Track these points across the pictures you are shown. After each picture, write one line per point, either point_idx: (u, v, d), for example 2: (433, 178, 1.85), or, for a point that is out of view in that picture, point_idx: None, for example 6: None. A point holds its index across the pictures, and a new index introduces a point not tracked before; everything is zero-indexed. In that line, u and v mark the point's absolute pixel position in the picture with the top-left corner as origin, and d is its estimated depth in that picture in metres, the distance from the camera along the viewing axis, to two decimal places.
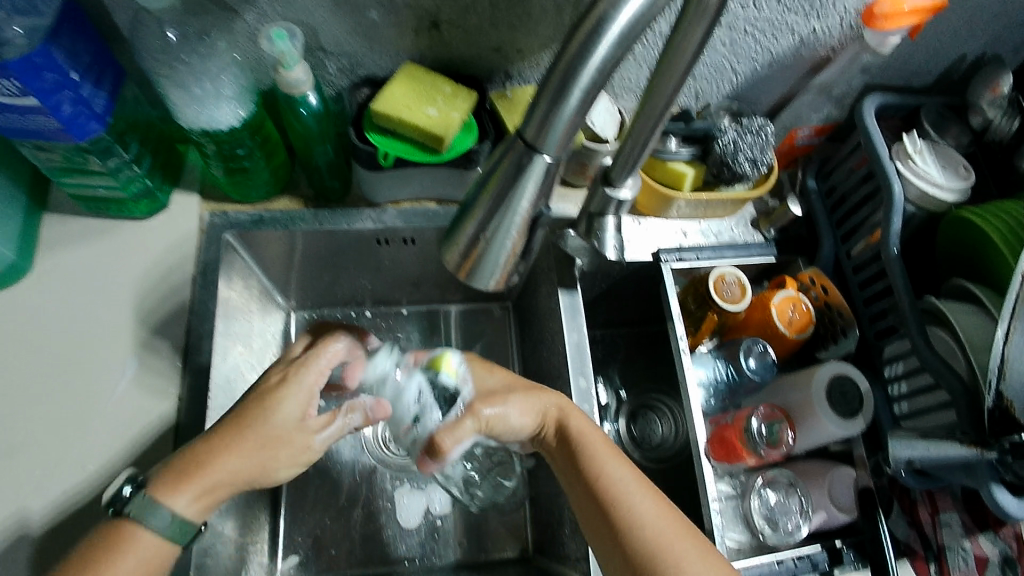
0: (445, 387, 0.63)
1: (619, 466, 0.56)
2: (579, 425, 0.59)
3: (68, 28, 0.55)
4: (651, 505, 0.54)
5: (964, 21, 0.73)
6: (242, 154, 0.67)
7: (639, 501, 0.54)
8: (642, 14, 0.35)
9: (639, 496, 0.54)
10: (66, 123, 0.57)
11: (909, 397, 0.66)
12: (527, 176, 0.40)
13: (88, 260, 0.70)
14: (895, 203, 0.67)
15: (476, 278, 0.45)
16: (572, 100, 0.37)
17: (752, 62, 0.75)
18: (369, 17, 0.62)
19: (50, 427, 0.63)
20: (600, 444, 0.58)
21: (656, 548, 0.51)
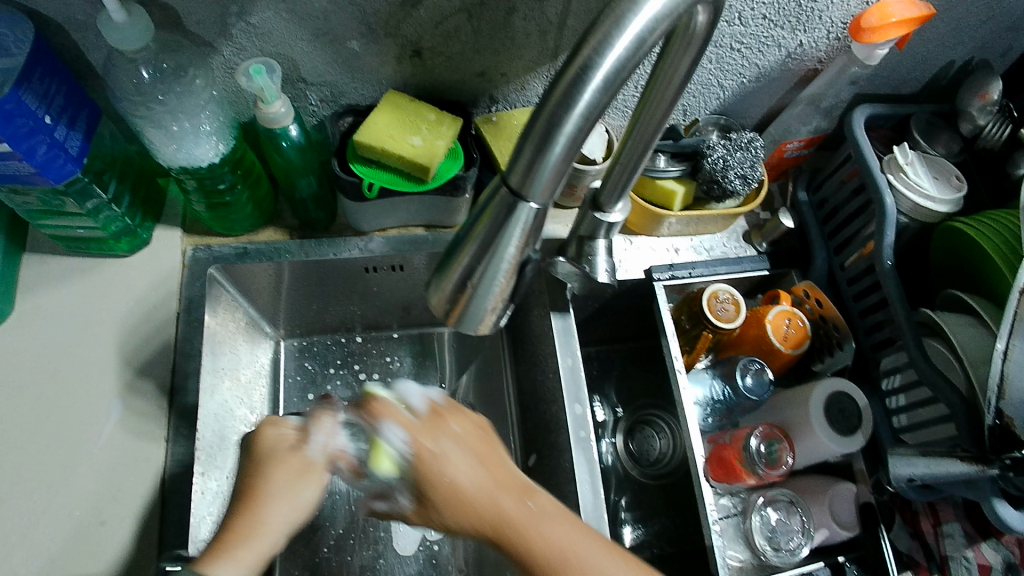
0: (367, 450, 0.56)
1: (591, 545, 0.45)
2: (497, 497, 0.46)
3: (40, 71, 0.54)
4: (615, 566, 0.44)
5: (950, 28, 0.72)
6: (224, 188, 0.66)
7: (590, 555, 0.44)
8: (627, 57, 0.34)
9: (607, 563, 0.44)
10: (40, 167, 0.56)
11: (906, 411, 0.65)
12: (514, 221, 0.39)
13: (70, 301, 0.68)
14: (888, 216, 0.66)
15: (465, 321, 0.44)
16: (558, 145, 0.36)
17: (739, 76, 0.74)
18: (349, 47, 0.61)
19: (35, 475, 0.61)
20: (554, 523, 0.45)
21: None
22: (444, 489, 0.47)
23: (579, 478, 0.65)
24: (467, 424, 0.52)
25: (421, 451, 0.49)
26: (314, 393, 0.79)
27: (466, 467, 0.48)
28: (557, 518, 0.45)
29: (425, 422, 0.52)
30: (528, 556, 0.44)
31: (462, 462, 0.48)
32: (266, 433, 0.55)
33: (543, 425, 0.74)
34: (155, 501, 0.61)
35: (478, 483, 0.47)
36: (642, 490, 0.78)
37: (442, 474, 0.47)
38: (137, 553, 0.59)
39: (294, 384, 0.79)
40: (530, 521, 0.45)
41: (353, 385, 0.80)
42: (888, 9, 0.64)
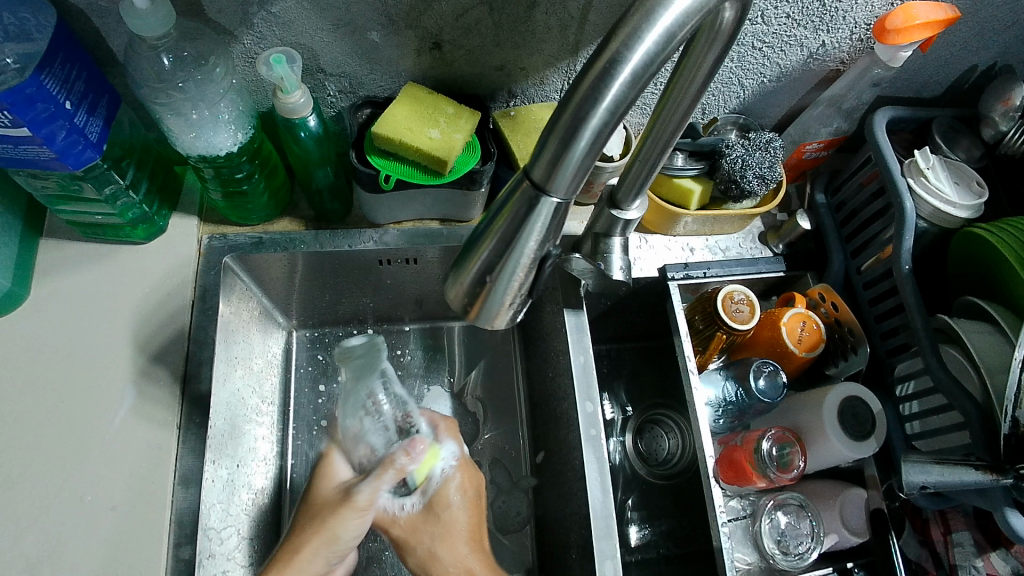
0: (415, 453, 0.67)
1: None
2: (477, 570, 0.63)
3: (62, 55, 0.54)
4: None
5: (976, 31, 0.71)
6: (241, 177, 0.66)
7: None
8: (656, 51, 0.34)
9: None
10: (60, 152, 0.56)
11: (921, 417, 0.65)
12: (535, 216, 0.39)
13: (85, 286, 0.69)
14: (907, 220, 0.66)
15: (481, 315, 0.44)
16: (583, 141, 0.35)
17: (760, 76, 0.74)
18: (369, 39, 0.61)
19: (48, 458, 0.62)
20: None
21: None
22: (437, 534, 0.64)
23: (588, 476, 0.65)
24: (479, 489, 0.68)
25: (443, 491, 0.65)
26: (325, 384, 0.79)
27: (456, 539, 0.64)
28: None
29: (462, 472, 0.67)
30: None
31: (458, 547, 0.64)
32: (325, 467, 0.66)
33: (553, 422, 0.74)
34: (166, 487, 0.61)
35: (467, 549, 0.64)
36: (651, 490, 0.78)
37: (450, 554, 0.63)
38: (147, 538, 0.59)
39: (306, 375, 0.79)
40: None
41: None
42: (913, 10, 0.63)
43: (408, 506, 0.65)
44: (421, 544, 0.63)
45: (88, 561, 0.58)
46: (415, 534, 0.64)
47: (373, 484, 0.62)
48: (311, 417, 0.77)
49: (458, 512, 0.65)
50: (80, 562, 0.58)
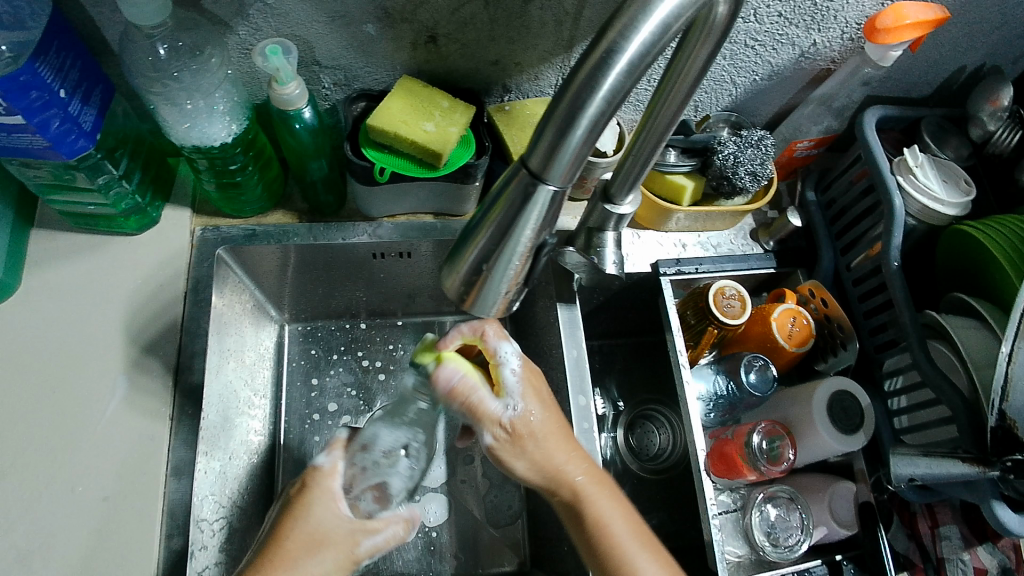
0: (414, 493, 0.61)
1: (619, 518, 0.56)
2: (579, 478, 0.56)
3: (56, 44, 0.54)
4: (628, 529, 0.55)
5: (964, 32, 0.72)
6: (235, 168, 0.66)
7: (618, 525, 0.55)
8: (652, 42, 0.34)
9: (639, 553, 0.54)
10: (53, 141, 0.56)
11: (908, 412, 0.66)
12: (531, 205, 0.39)
13: (76, 277, 0.68)
14: (896, 217, 0.66)
15: (477, 305, 0.45)
16: (579, 130, 0.36)
17: (752, 74, 0.74)
18: (365, 31, 0.61)
19: (38, 448, 0.61)
20: (599, 491, 0.56)
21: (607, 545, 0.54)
22: (529, 448, 0.56)
23: None
24: (548, 393, 0.59)
25: (523, 409, 0.56)
26: (317, 377, 0.79)
27: (548, 446, 0.57)
28: (613, 507, 0.56)
29: (527, 386, 0.57)
30: (592, 523, 0.55)
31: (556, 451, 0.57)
32: (319, 494, 0.55)
33: None
34: (158, 478, 0.61)
35: (564, 456, 0.57)
36: (642, 485, 0.78)
37: (532, 445, 0.56)
38: (139, 529, 0.59)
39: (298, 368, 0.79)
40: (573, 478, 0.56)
41: (357, 371, 0.79)
42: (903, 10, 0.64)
43: (507, 410, 0.56)
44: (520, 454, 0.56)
45: (79, 552, 0.58)
46: (530, 433, 0.56)
47: (387, 537, 0.56)
48: (303, 410, 0.77)
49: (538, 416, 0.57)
50: (71, 553, 0.58)
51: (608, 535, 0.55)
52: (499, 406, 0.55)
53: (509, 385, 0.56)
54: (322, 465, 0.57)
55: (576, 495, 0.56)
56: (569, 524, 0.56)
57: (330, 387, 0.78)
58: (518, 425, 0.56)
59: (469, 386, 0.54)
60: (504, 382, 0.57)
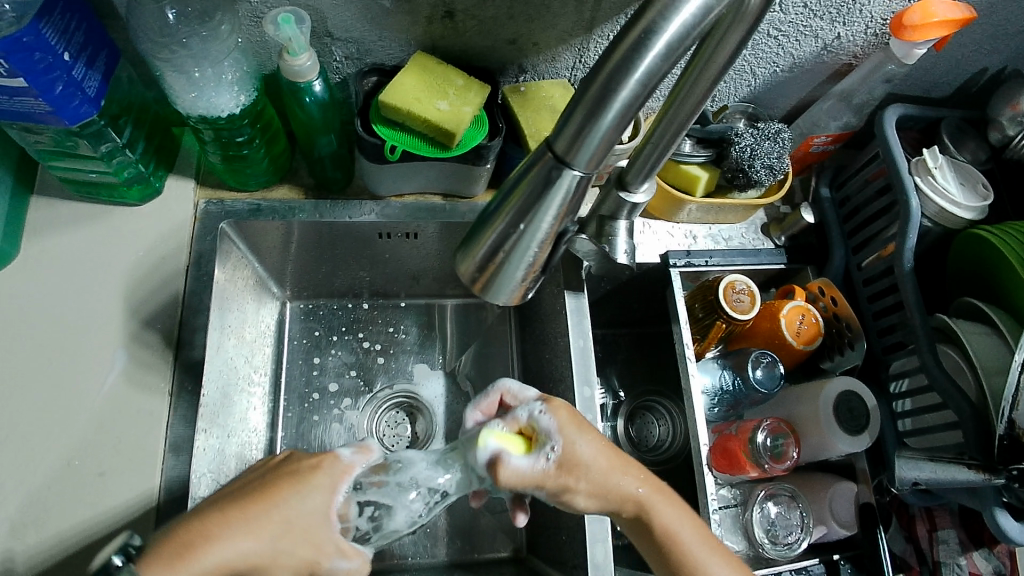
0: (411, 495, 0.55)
1: (687, 526, 0.53)
2: (638, 490, 0.53)
3: (62, 4, 0.52)
4: (695, 535, 0.52)
5: (991, 33, 0.71)
6: (241, 141, 0.64)
7: (690, 532, 0.52)
8: (692, 25, 0.33)
9: (713, 560, 0.51)
10: (56, 105, 0.54)
11: (914, 415, 0.65)
12: (553, 191, 0.38)
13: (76, 246, 0.67)
14: (912, 218, 0.65)
15: (491, 292, 0.44)
16: (610, 114, 0.34)
17: (772, 65, 0.73)
18: (380, 4, 0.59)
19: (34, 420, 0.60)
20: (661, 501, 0.53)
21: (681, 560, 0.51)
22: (583, 475, 0.52)
23: None
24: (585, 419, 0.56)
25: (567, 438, 0.52)
26: (319, 357, 0.78)
27: (605, 467, 0.53)
28: (679, 516, 0.53)
29: (562, 422, 0.53)
30: (662, 536, 0.52)
31: (612, 472, 0.53)
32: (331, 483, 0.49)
33: None
34: (156, 454, 0.60)
35: (621, 473, 0.53)
36: None
37: (586, 479, 0.52)
38: (135, 505, 0.58)
39: (299, 347, 0.78)
40: (632, 495, 0.53)
41: (357, 351, 0.79)
42: (932, 7, 0.62)
43: (552, 455, 0.52)
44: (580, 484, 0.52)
45: (73, 525, 0.57)
46: (578, 465, 0.52)
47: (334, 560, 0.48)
48: (302, 388, 0.76)
49: (589, 443, 0.53)
50: (67, 527, 0.57)
51: (683, 547, 0.52)
52: (536, 463, 0.51)
53: (544, 430, 0.53)
54: (344, 455, 0.51)
55: (639, 512, 0.53)
56: (642, 546, 0.54)
57: (331, 366, 0.77)
58: (567, 462, 0.52)
59: (501, 459, 0.51)
60: (540, 431, 0.53)
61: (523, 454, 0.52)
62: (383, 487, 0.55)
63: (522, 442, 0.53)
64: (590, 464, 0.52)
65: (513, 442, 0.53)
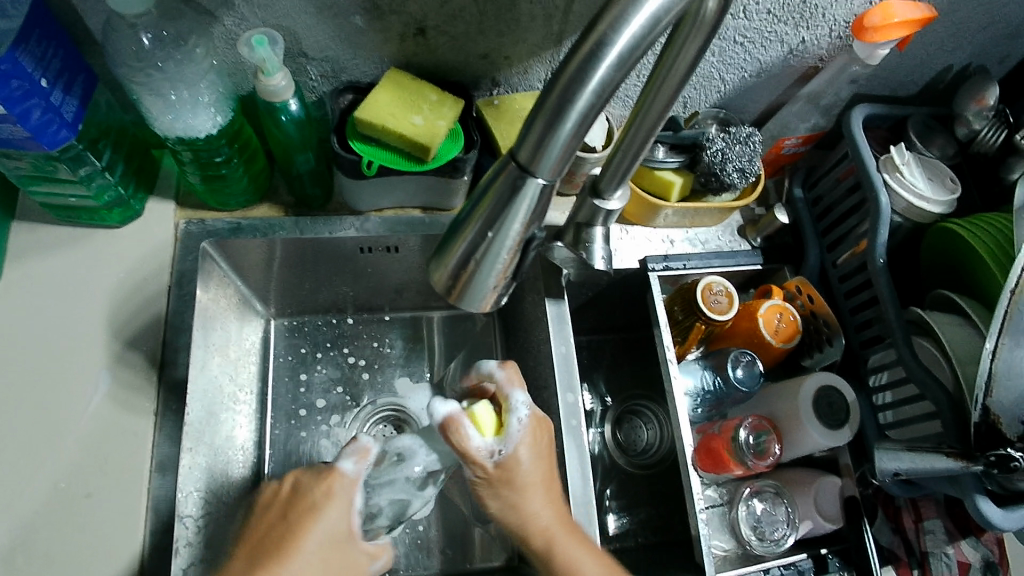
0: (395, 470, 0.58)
1: (591, 565, 0.56)
2: (549, 522, 0.57)
3: (38, 32, 0.53)
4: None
5: (952, 32, 0.73)
6: (220, 161, 0.65)
7: (589, 569, 0.56)
8: (643, 34, 0.34)
9: None
10: (35, 132, 0.55)
11: (894, 407, 0.66)
12: (519, 198, 0.39)
13: (59, 270, 0.67)
14: (882, 214, 0.67)
15: (465, 299, 0.45)
16: (569, 122, 0.36)
17: (741, 71, 0.74)
18: (353, 23, 0.60)
19: (19, 444, 0.60)
20: (571, 538, 0.57)
21: None
22: (512, 490, 0.56)
23: (569, 464, 0.65)
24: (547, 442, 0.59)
25: (518, 452, 0.56)
26: (304, 373, 0.78)
27: (530, 494, 0.57)
28: (586, 557, 0.56)
29: (527, 436, 0.56)
30: (563, 572, 0.55)
31: (535, 502, 0.57)
32: (342, 505, 0.53)
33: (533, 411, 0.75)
34: (142, 474, 0.60)
35: (543, 502, 0.57)
36: (629, 479, 0.78)
37: (509, 492, 0.56)
38: (122, 526, 0.58)
39: (284, 364, 0.79)
40: (542, 526, 0.57)
41: (343, 366, 0.79)
42: (891, 9, 0.64)
43: (500, 455, 0.55)
44: (501, 496, 0.56)
45: (59, 548, 0.57)
46: (510, 479, 0.56)
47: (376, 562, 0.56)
48: (289, 405, 0.76)
49: (533, 464, 0.57)
50: (53, 549, 0.57)
51: None
52: (487, 449, 0.55)
53: (511, 432, 0.56)
54: (346, 468, 0.54)
55: (547, 543, 0.56)
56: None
57: (317, 382, 0.78)
58: (505, 468, 0.55)
59: (460, 425, 0.54)
60: (507, 428, 0.56)
61: (483, 437, 0.55)
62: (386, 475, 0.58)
63: (491, 427, 0.56)
64: (522, 485, 0.56)
65: (483, 423, 0.56)
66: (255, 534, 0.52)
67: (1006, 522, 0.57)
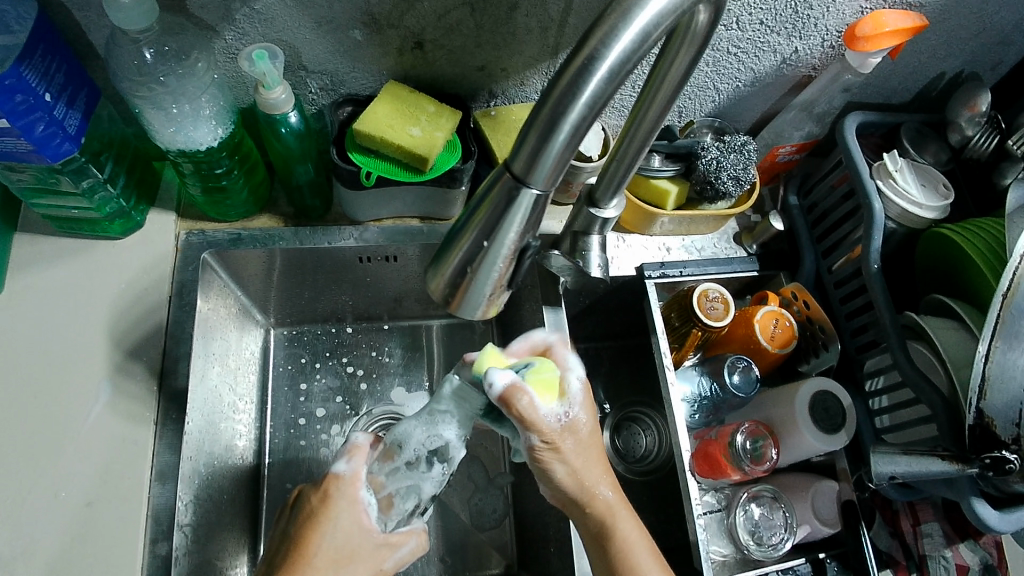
0: (418, 461, 0.56)
1: (643, 544, 0.56)
2: (609, 496, 0.57)
3: (42, 48, 0.54)
4: (648, 556, 0.56)
5: (942, 40, 0.74)
6: (221, 172, 0.66)
7: (641, 545, 0.56)
8: (633, 49, 0.35)
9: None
10: (38, 145, 0.56)
11: (889, 412, 0.67)
12: (515, 208, 0.40)
13: (60, 281, 0.68)
14: (875, 220, 0.68)
15: (464, 307, 0.45)
16: (562, 134, 0.36)
17: (734, 81, 0.75)
18: (352, 37, 0.61)
19: (20, 453, 0.61)
20: (627, 514, 0.57)
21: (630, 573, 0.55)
22: (573, 453, 0.56)
23: None
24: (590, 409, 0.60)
25: (576, 416, 0.56)
26: (304, 382, 0.79)
27: (590, 459, 0.57)
28: (638, 534, 0.57)
29: (584, 400, 0.57)
30: (618, 546, 0.56)
31: (593, 472, 0.57)
32: (343, 506, 0.52)
33: None
34: (143, 483, 0.61)
35: (600, 474, 0.57)
36: (628, 485, 0.79)
37: (566, 458, 0.56)
38: (123, 534, 0.59)
39: (284, 374, 0.79)
40: (596, 496, 0.57)
41: (341, 375, 0.80)
42: (882, 19, 0.65)
43: (566, 416, 0.55)
44: (559, 460, 0.56)
45: (58, 556, 0.58)
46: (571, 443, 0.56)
47: (411, 549, 0.55)
48: (288, 415, 0.77)
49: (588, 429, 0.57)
50: (53, 558, 0.57)
51: (633, 562, 0.55)
52: (556, 412, 0.54)
53: (570, 394, 0.56)
54: (342, 470, 0.53)
55: (606, 517, 0.56)
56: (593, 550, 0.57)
57: (317, 391, 0.78)
58: (569, 429, 0.55)
59: (524, 391, 0.52)
60: (567, 390, 0.56)
61: (551, 401, 0.54)
62: (398, 470, 0.56)
63: (556, 390, 0.54)
64: (580, 450, 0.56)
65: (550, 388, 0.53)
66: (284, 556, 0.51)
67: (1002, 524, 0.57)
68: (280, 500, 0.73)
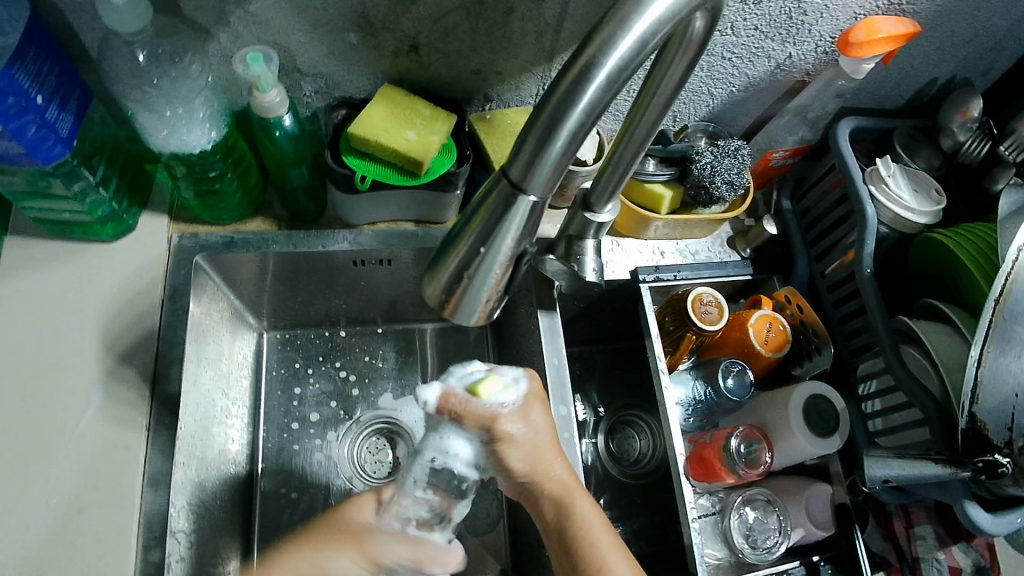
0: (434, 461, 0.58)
1: (597, 522, 0.56)
2: (563, 476, 0.58)
3: (34, 49, 0.53)
4: (605, 534, 0.56)
5: (934, 47, 0.75)
6: (214, 175, 0.66)
7: (597, 524, 0.56)
8: (631, 56, 0.35)
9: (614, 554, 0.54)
10: (29, 147, 0.55)
11: (883, 415, 0.67)
12: (511, 215, 0.40)
13: (49, 285, 0.67)
14: (868, 224, 0.68)
15: (459, 312, 0.45)
16: (560, 140, 0.36)
17: (729, 85, 0.76)
18: (347, 40, 0.61)
19: (10, 459, 0.60)
20: (581, 497, 0.57)
21: (588, 554, 0.54)
22: (525, 442, 0.57)
23: None
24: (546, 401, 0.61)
25: (526, 406, 0.57)
26: (297, 386, 0.78)
27: (544, 445, 0.58)
28: (593, 512, 0.57)
29: (533, 387, 0.58)
30: (574, 528, 0.56)
31: (548, 457, 0.58)
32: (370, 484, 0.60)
33: None
34: (135, 488, 0.60)
35: (552, 456, 0.58)
36: (622, 489, 0.79)
37: (519, 449, 0.56)
38: (114, 541, 0.58)
39: (277, 377, 0.79)
40: (555, 480, 0.58)
41: (334, 379, 0.79)
42: (875, 25, 0.65)
43: (508, 404, 0.56)
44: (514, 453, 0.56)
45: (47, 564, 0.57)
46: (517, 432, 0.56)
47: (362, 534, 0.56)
48: (281, 419, 0.76)
49: (542, 418, 0.58)
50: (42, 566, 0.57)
51: (590, 542, 0.55)
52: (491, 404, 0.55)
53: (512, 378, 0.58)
54: None
55: (563, 495, 0.57)
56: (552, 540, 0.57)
57: (310, 395, 0.78)
58: (516, 416, 0.56)
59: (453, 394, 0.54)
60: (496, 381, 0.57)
61: (483, 397, 0.55)
62: None
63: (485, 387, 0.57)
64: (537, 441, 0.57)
65: (481, 388, 0.55)
66: None
67: (994, 525, 0.58)
68: (272, 505, 0.72)
